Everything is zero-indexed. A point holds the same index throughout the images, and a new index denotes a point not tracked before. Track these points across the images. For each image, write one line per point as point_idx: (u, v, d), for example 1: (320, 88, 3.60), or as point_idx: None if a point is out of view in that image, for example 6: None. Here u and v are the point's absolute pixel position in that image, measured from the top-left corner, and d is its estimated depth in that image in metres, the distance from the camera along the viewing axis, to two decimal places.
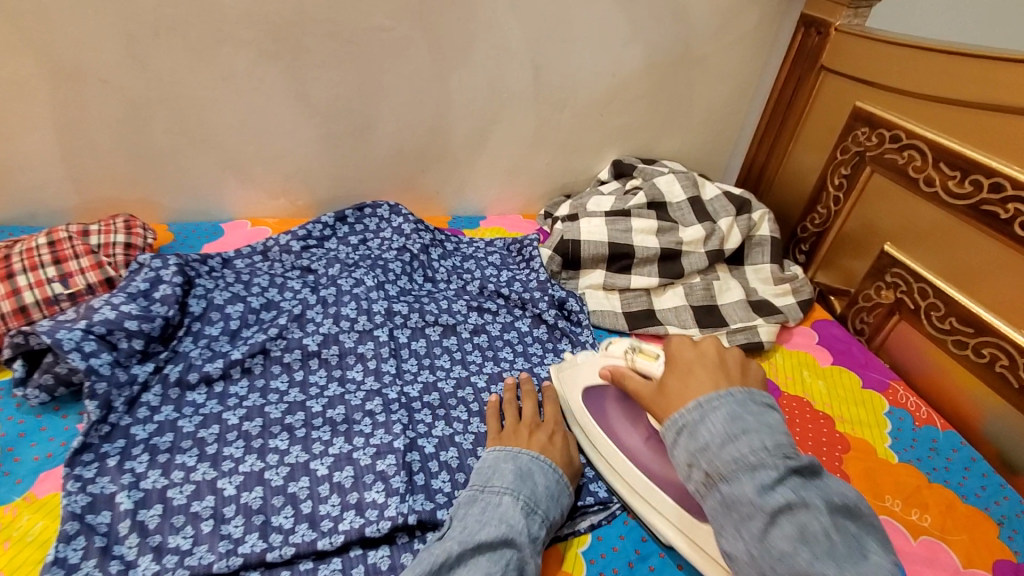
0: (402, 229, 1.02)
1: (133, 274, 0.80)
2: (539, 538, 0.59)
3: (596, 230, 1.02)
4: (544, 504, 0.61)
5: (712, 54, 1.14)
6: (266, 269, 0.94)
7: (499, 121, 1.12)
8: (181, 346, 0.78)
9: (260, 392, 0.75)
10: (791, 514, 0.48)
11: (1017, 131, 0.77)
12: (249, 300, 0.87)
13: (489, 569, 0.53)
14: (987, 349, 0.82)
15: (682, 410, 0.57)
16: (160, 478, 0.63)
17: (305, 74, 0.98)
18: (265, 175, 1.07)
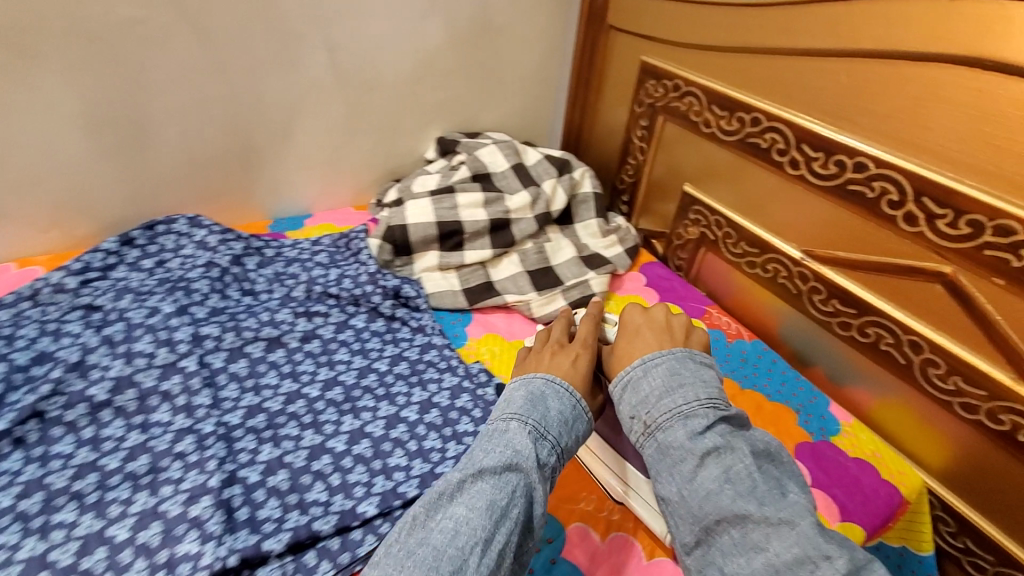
0: (206, 242, 0.93)
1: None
2: (547, 464, 0.57)
3: (422, 211, 1.00)
4: (558, 427, 0.59)
5: (512, 22, 1.15)
6: (35, 317, 0.79)
7: (303, 111, 1.04)
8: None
9: (38, 462, 0.64)
10: (773, 530, 0.50)
11: (762, 70, 0.88)
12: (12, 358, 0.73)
13: (493, 496, 0.52)
14: (771, 265, 0.93)
15: (627, 368, 0.64)
16: None
17: (45, 81, 0.83)
18: (22, 206, 0.90)
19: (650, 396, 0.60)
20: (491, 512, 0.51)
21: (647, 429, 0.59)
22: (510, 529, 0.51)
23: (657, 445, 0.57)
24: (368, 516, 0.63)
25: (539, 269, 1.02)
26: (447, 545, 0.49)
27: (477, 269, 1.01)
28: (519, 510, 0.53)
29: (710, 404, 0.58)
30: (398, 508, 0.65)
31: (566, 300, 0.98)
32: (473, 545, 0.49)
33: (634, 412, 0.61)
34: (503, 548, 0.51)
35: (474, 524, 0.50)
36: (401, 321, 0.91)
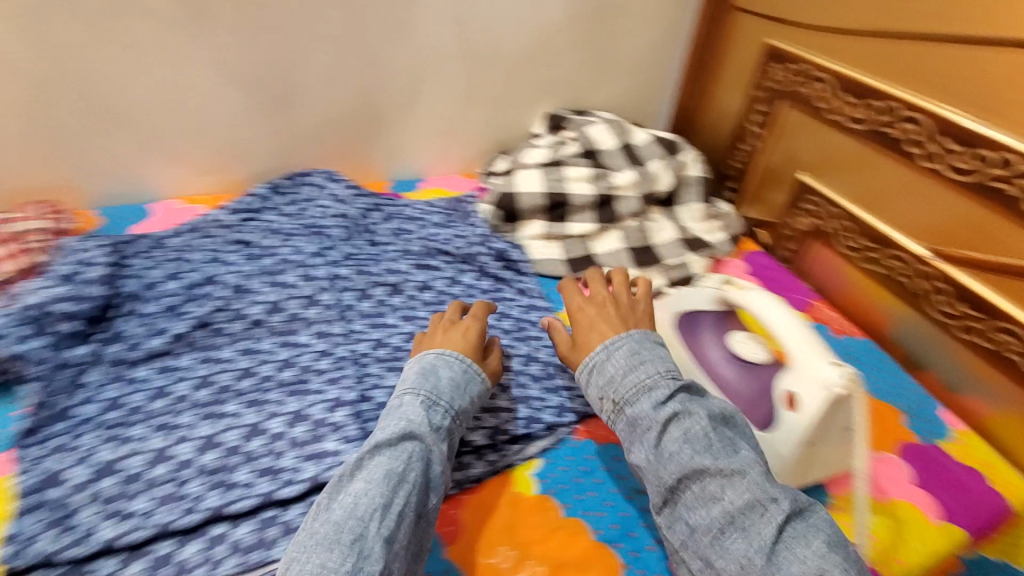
0: (340, 195, 1.03)
1: (61, 259, 0.79)
2: (442, 427, 0.62)
3: (532, 181, 1.05)
4: (449, 395, 0.65)
5: (632, 1, 1.16)
6: (201, 245, 0.91)
7: (428, 80, 1.11)
8: (120, 325, 0.77)
9: (208, 362, 0.75)
10: (727, 482, 0.55)
11: (903, 56, 0.85)
12: (187, 276, 0.85)
13: (390, 465, 0.56)
14: (890, 261, 0.90)
15: (591, 353, 0.68)
16: (113, 451, 0.64)
17: (219, 41, 0.94)
18: (192, 150, 1.04)
19: (614, 375, 0.64)
20: (389, 480, 0.54)
21: (615, 406, 0.63)
22: (410, 492, 0.55)
23: (625, 418, 0.62)
24: (478, 444, 0.69)
25: (640, 246, 1.04)
26: (349, 517, 0.52)
27: (579, 241, 1.04)
28: (417, 474, 0.56)
29: (638, 387, 0.62)
30: (505, 442, 0.71)
31: (666, 278, 1.00)
32: (375, 508, 0.52)
33: (602, 393, 0.65)
34: (404, 512, 0.53)
35: (364, 493, 0.53)
36: (505, 281, 0.97)
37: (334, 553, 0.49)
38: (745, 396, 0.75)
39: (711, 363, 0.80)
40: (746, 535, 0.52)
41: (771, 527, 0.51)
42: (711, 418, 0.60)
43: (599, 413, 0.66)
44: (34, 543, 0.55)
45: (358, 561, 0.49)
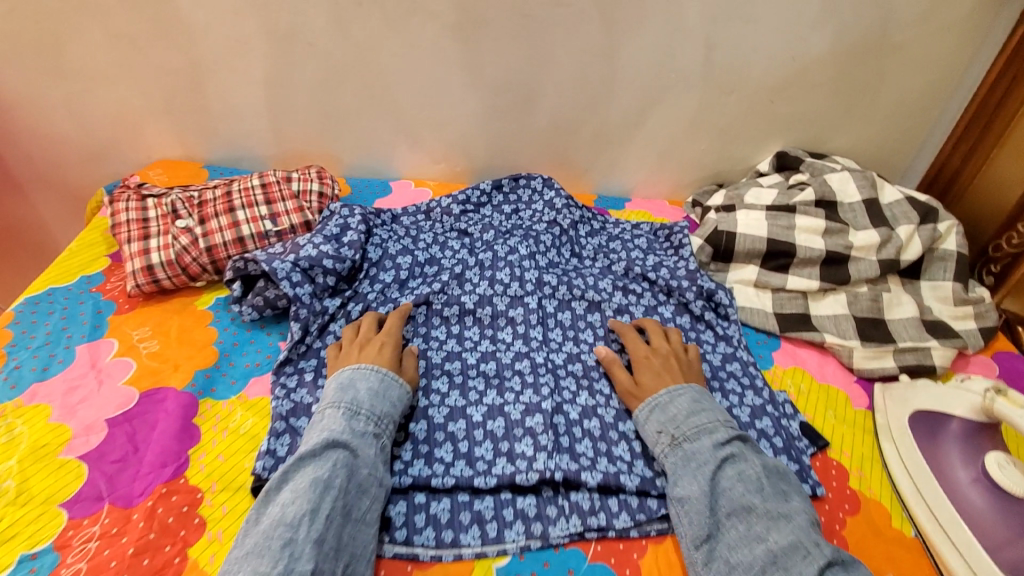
0: (553, 203, 1.05)
1: (327, 219, 0.91)
2: (367, 432, 0.63)
3: (754, 223, 0.98)
4: (367, 403, 0.65)
5: (914, 42, 1.02)
6: (428, 228, 1.00)
7: (660, 102, 1.09)
8: (360, 287, 0.87)
9: (423, 338, 0.82)
10: (773, 524, 0.57)
11: None
12: (416, 254, 0.94)
13: (316, 473, 0.57)
14: None
15: (654, 394, 0.72)
16: None
17: (482, 46, 1.02)
18: (432, 140, 1.14)
19: (676, 414, 0.69)
20: (316, 487, 0.56)
21: (672, 440, 0.67)
22: (337, 498, 0.56)
23: (679, 454, 0.65)
24: (666, 491, 0.67)
25: (869, 318, 0.92)
26: (278, 524, 0.53)
27: (795, 297, 0.95)
28: (343, 480, 0.57)
29: (700, 429, 0.66)
30: None
31: (896, 362, 0.87)
32: (303, 513, 0.54)
33: (661, 427, 0.69)
34: (331, 516, 0.55)
35: (299, 500, 0.55)
36: (707, 323, 0.91)
37: (265, 560, 0.51)
38: (992, 534, 0.64)
39: (954, 483, 0.69)
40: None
41: (812, 570, 0.53)
42: (766, 468, 0.63)
43: (652, 447, 0.69)
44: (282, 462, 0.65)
45: (288, 563, 0.51)
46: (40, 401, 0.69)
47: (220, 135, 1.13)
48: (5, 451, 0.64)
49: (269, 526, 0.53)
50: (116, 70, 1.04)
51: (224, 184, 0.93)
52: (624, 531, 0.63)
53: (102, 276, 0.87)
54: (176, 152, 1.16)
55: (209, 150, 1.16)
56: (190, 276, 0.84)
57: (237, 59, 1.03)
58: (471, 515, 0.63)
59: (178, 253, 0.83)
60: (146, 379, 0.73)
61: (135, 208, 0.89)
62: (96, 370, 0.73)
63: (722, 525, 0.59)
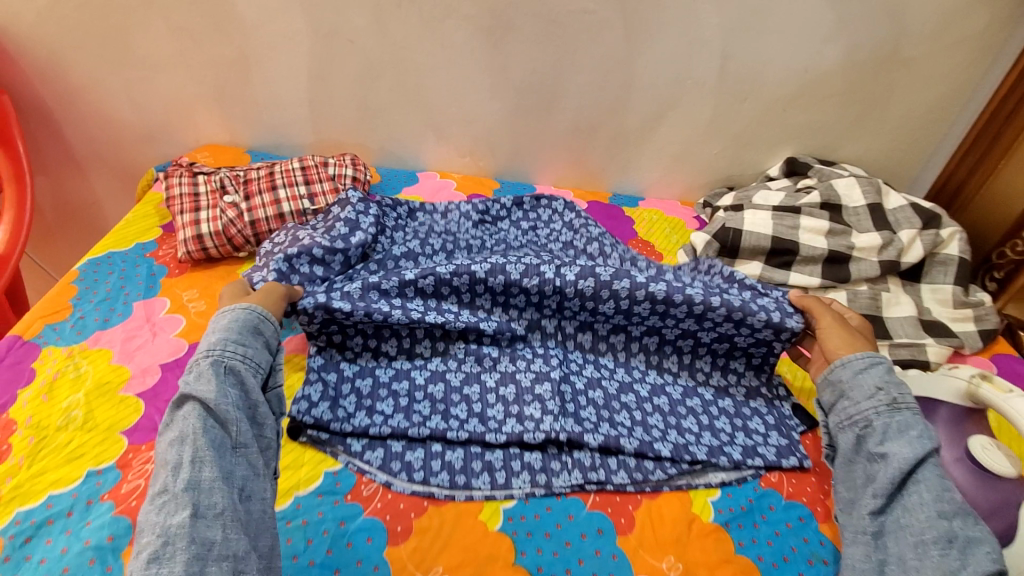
0: (573, 224, 1.03)
1: (339, 212, 0.92)
2: (200, 368, 0.61)
3: (760, 222, 1.03)
4: (195, 352, 0.63)
5: (923, 56, 1.07)
6: (442, 226, 1.00)
7: (676, 106, 1.16)
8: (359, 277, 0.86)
9: None
10: (963, 513, 0.57)
11: None
12: (420, 260, 0.93)
13: (170, 437, 0.56)
14: None
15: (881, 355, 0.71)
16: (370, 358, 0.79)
17: (510, 49, 1.09)
18: (459, 134, 1.22)
19: (898, 383, 0.68)
20: (176, 444, 0.55)
21: (892, 402, 0.66)
22: (197, 440, 0.55)
23: (895, 417, 0.65)
24: (662, 454, 0.72)
25: (867, 315, 0.96)
26: (149, 498, 0.53)
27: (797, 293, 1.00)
28: (194, 426, 0.56)
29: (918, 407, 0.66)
30: (686, 462, 0.72)
31: (892, 356, 0.91)
32: (166, 472, 0.53)
33: (881, 384, 0.67)
34: (197, 462, 0.54)
35: (162, 465, 0.54)
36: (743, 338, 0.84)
37: (145, 529, 0.50)
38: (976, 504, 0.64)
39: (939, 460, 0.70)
40: (963, 557, 0.54)
41: (992, 564, 0.54)
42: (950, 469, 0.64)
43: (859, 396, 0.68)
44: (315, 407, 0.71)
45: (162, 522, 0.50)
46: (103, 346, 0.77)
47: (264, 123, 1.22)
48: (74, 386, 0.72)
49: (148, 497, 0.53)
50: (176, 61, 1.14)
51: (269, 166, 1.02)
52: (622, 485, 0.69)
53: (155, 244, 0.95)
54: (222, 137, 1.26)
55: (253, 137, 1.25)
56: (235, 246, 0.93)
57: (284, 55, 1.12)
58: (482, 464, 0.69)
59: (225, 225, 0.92)
60: (194, 333, 0.81)
61: (187, 184, 0.98)
62: (151, 323, 0.81)
63: (903, 491, 0.61)
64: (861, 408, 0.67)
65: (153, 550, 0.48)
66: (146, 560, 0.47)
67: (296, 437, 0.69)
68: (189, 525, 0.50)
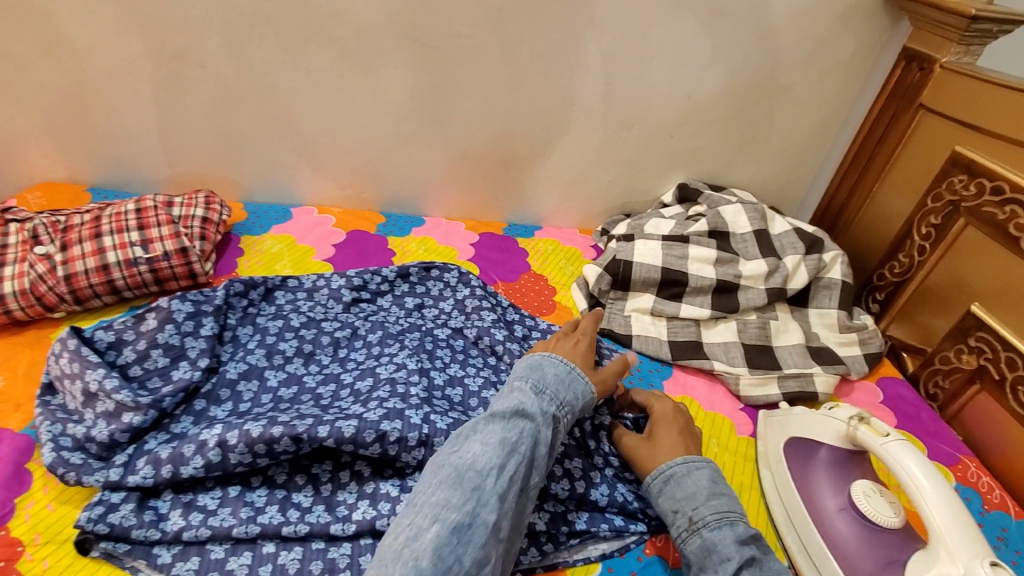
0: (465, 304, 0.90)
1: (153, 336, 0.72)
2: (550, 413, 0.62)
3: (650, 252, 1.00)
4: (555, 386, 0.65)
5: (798, 83, 1.08)
6: (307, 310, 0.86)
7: (566, 133, 1.11)
8: (176, 428, 0.67)
9: (304, 360, 0.79)
10: None
11: None
12: (266, 377, 0.75)
13: (505, 433, 0.58)
14: None
15: (672, 461, 0.66)
16: (190, 426, 0.67)
17: (382, 74, 1.01)
18: (337, 165, 1.12)
19: (696, 493, 0.62)
20: (504, 446, 0.57)
21: (690, 524, 0.61)
22: (522, 463, 0.57)
23: (698, 541, 0.59)
24: (537, 529, 0.64)
25: (757, 346, 0.95)
26: (468, 467, 0.55)
27: (689, 325, 0.97)
28: (526, 449, 0.58)
29: (722, 517, 0.60)
30: (564, 534, 0.65)
31: (781, 388, 0.89)
32: (492, 467, 0.56)
33: (677, 506, 0.62)
34: (514, 476, 0.56)
35: (488, 449, 0.57)
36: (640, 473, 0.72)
37: (457, 493, 0.53)
38: (857, 566, 0.61)
39: (822, 511, 0.67)
40: None
41: None
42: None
43: (667, 525, 0.63)
44: (115, 509, 0.59)
45: (475, 507, 0.53)
46: None
47: (108, 156, 1.08)
48: None
49: (461, 468, 0.55)
50: None
51: (98, 209, 0.88)
52: None
53: None
54: (60, 173, 1.11)
55: (96, 171, 1.10)
56: (47, 306, 0.80)
57: (124, 80, 0.99)
58: (322, 565, 0.59)
59: (32, 281, 0.79)
60: None
61: None
62: None
63: None
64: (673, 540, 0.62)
65: (460, 523, 0.52)
66: (450, 529, 0.51)
67: (87, 553, 0.58)
68: (488, 534, 0.52)
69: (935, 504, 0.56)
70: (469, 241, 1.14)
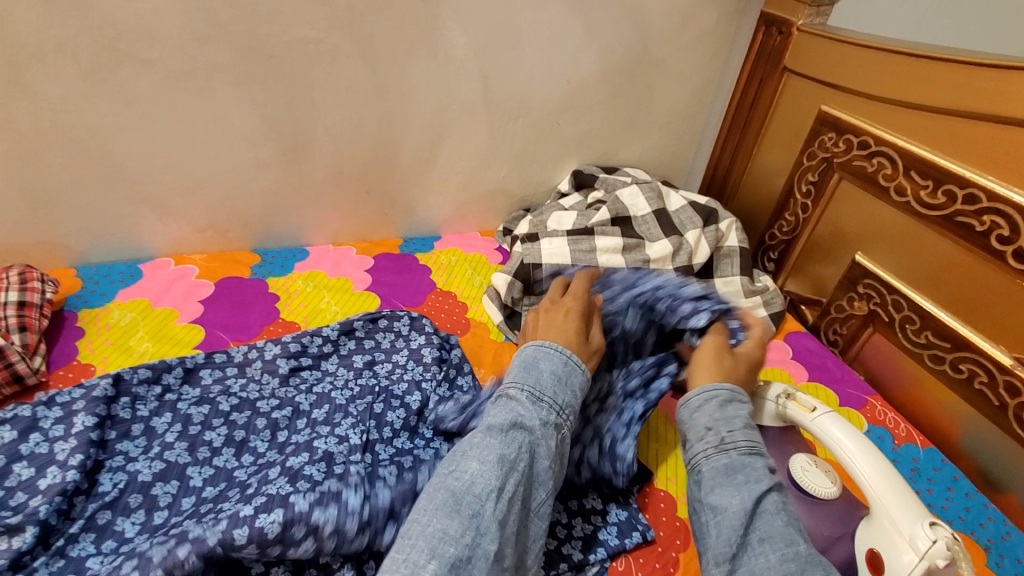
0: (420, 353, 0.81)
1: (13, 449, 0.62)
2: (556, 428, 0.60)
3: (558, 250, 0.96)
4: (553, 393, 0.61)
5: (672, 57, 1.08)
6: (238, 389, 0.73)
7: (449, 135, 1.03)
8: (74, 550, 0.55)
9: (235, 448, 0.67)
10: (809, 566, 0.48)
11: (900, 109, 0.85)
12: (189, 476, 0.63)
13: (506, 451, 0.55)
14: (926, 334, 0.83)
15: (718, 385, 0.63)
16: (89, 546, 0.56)
17: (223, 94, 0.86)
18: (189, 207, 0.96)
19: (734, 419, 0.60)
20: (504, 465, 0.54)
21: (719, 444, 0.58)
22: (521, 483, 0.54)
23: (720, 462, 0.57)
24: None
25: None
26: (467, 491, 0.52)
27: None
28: (528, 468, 0.56)
29: (752, 444, 0.58)
30: None
31: None
32: (495, 487, 0.52)
33: (711, 424, 0.60)
34: (514, 499, 0.53)
35: (490, 470, 0.53)
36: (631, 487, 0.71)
37: (456, 522, 0.50)
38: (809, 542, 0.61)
39: None
40: None
41: None
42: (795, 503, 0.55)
43: (690, 447, 0.60)
44: None
45: (475, 537, 0.49)
46: None
47: None
48: None
49: (462, 492, 0.52)
50: None
51: None
52: None
53: None
54: None
55: None
56: None
57: None
58: None
59: None
60: None
61: None
62: None
63: (749, 549, 0.51)
64: (692, 459, 0.59)
65: (458, 558, 0.48)
66: (446, 565, 0.47)
67: None
68: (492, 565, 0.49)
69: (869, 471, 0.57)
70: (363, 268, 1.03)
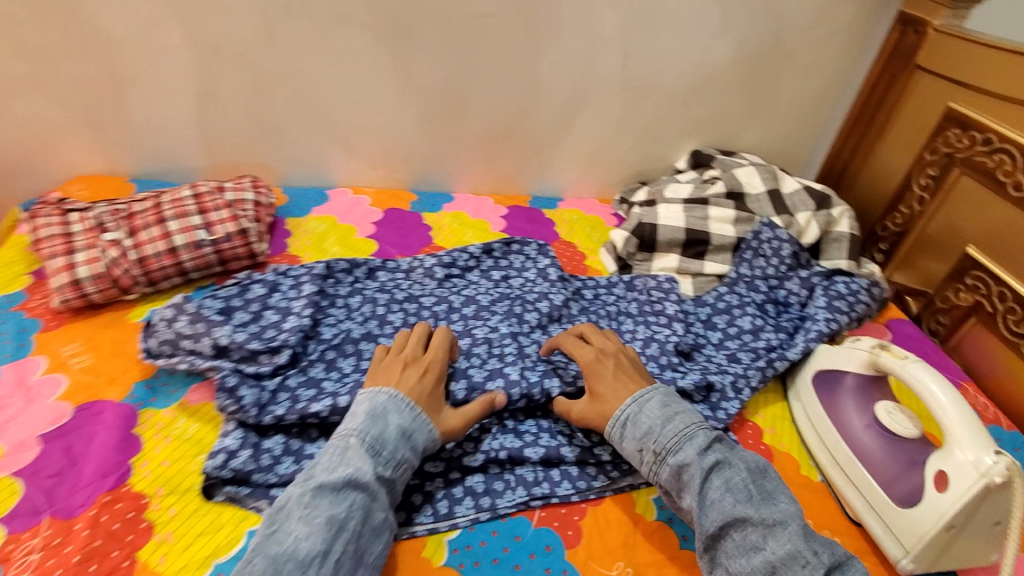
0: (547, 272, 0.97)
1: (264, 300, 0.83)
2: (383, 477, 0.60)
3: (674, 215, 1.08)
4: (392, 444, 0.62)
5: (804, 49, 1.15)
6: (407, 286, 0.93)
7: (585, 106, 1.17)
8: (311, 371, 0.75)
9: (410, 328, 0.86)
10: (769, 531, 0.56)
11: None
12: (381, 342, 0.82)
13: (331, 512, 0.55)
14: None
15: (621, 406, 0.68)
16: (321, 370, 0.76)
17: (411, 55, 1.06)
18: (368, 147, 1.17)
19: (652, 427, 0.65)
20: (331, 526, 0.54)
21: (656, 456, 0.64)
22: (349, 541, 0.54)
23: (663, 472, 0.63)
24: (602, 458, 0.73)
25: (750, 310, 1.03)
26: (287, 558, 0.51)
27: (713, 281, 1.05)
28: (355, 523, 0.56)
29: (680, 436, 0.64)
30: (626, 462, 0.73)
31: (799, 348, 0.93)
32: (312, 555, 0.52)
33: (641, 444, 0.65)
34: (341, 559, 0.53)
35: (311, 538, 0.53)
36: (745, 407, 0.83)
37: None
38: (883, 469, 0.69)
39: (850, 429, 0.74)
40: None
41: None
42: (749, 467, 0.62)
43: (637, 466, 0.66)
44: (235, 455, 0.65)
45: None
46: None
47: (143, 145, 1.11)
48: None
49: (279, 562, 0.51)
50: (29, 83, 1.02)
51: (156, 196, 0.94)
52: (566, 497, 0.69)
53: (24, 295, 0.85)
54: (100, 167, 1.14)
55: (136, 163, 1.14)
56: (122, 288, 0.84)
57: (162, 71, 1.03)
58: (422, 495, 0.68)
59: (109, 265, 0.84)
60: (82, 395, 0.72)
61: (57, 224, 0.88)
62: (24, 389, 0.72)
63: (720, 537, 0.58)
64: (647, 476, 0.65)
65: None
66: None
67: (211, 497, 0.64)
68: None
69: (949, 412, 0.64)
70: (499, 214, 1.19)
